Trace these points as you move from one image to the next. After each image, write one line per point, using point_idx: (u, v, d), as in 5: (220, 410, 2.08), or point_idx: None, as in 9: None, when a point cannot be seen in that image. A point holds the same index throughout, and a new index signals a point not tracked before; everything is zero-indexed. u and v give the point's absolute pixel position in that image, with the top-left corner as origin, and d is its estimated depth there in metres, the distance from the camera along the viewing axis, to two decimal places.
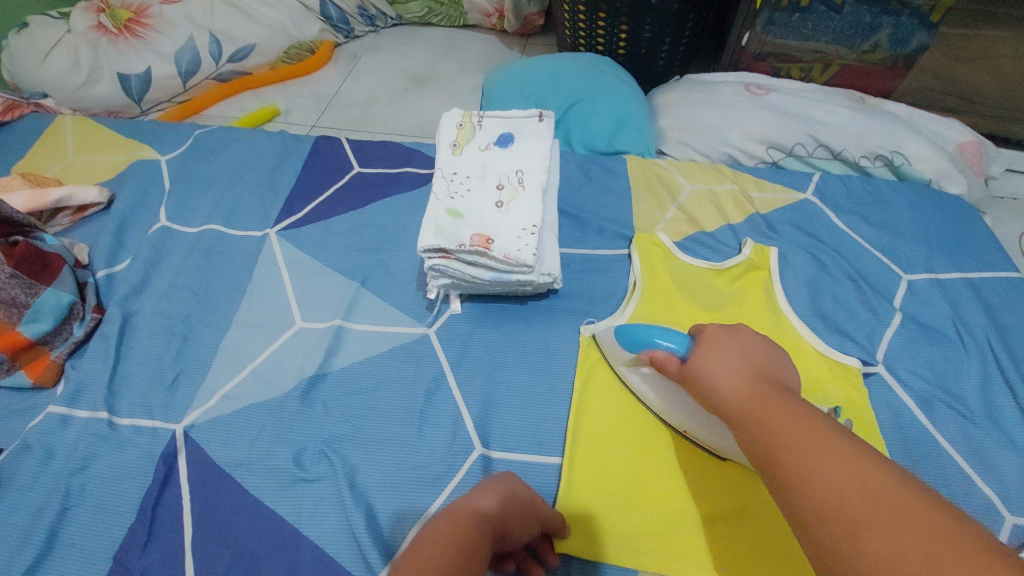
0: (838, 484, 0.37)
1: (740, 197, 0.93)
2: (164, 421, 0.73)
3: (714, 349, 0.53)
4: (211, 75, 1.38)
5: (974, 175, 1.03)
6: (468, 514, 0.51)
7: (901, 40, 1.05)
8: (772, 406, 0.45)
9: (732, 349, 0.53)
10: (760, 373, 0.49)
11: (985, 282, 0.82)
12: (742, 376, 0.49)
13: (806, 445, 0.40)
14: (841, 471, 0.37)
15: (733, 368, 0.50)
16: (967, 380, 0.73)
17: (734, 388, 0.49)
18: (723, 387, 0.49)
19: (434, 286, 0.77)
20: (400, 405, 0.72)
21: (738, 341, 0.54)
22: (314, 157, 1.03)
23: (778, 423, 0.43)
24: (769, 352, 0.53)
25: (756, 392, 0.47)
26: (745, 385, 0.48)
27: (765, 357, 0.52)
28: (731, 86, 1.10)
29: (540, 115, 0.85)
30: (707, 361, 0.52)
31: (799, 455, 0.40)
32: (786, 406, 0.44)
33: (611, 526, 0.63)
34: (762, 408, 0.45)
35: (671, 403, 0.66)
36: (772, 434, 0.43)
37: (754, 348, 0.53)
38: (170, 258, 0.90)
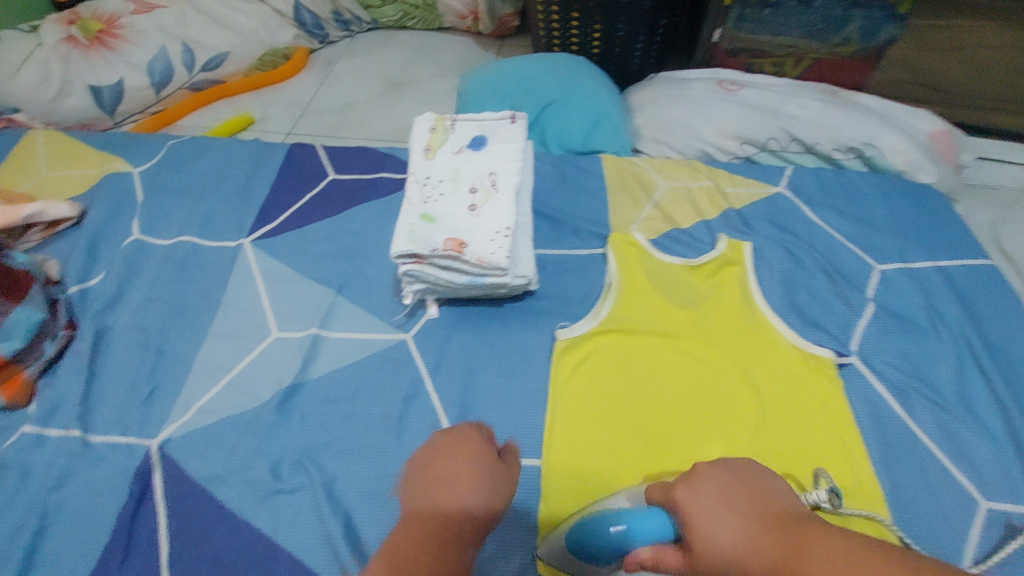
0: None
1: (715, 193, 0.94)
2: (138, 437, 0.72)
3: (699, 511, 0.46)
4: (184, 84, 1.37)
5: (946, 164, 1.04)
6: (452, 526, 0.50)
7: (870, 33, 1.06)
8: (812, 555, 0.39)
9: (714, 502, 0.46)
10: (761, 513, 0.44)
11: (957, 271, 0.83)
12: (747, 532, 0.43)
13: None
14: None
15: (734, 526, 0.44)
16: (940, 368, 0.74)
17: (753, 549, 0.42)
18: (737, 555, 0.42)
19: (409, 292, 0.77)
20: (378, 412, 0.72)
21: (710, 485, 0.48)
22: (288, 164, 1.02)
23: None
24: (750, 477, 0.48)
25: (780, 545, 0.41)
26: (766, 542, 0.42)
27: (747, 490, 0.47)
28: (704, 83, 1.11)
29: (512, 117, 0.85)
30: (702, 535, 0.45)
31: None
32: (822, 550, 0.39)
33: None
34: (807, 560, 0.39)
35: None
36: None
37: (733, 484, 0.47)
38: (145, 271, 0.89)
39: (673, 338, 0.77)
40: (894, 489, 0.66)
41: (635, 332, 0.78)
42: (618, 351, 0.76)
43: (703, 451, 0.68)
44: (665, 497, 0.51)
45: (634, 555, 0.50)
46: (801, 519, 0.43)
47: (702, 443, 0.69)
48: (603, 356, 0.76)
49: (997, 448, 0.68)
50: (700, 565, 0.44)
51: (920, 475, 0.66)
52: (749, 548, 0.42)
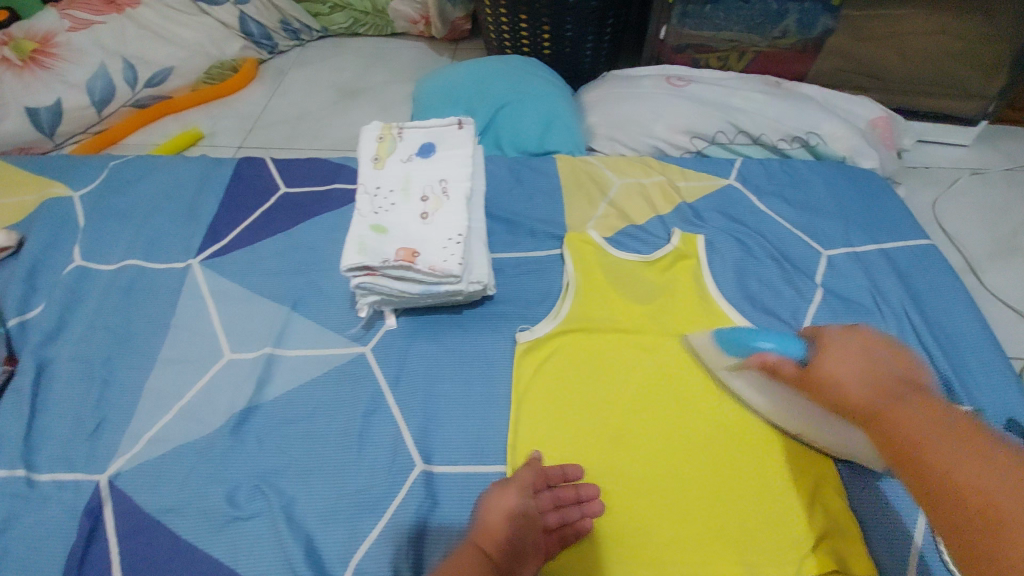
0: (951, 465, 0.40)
1: (667, 188, 0.95)
2: (86, 473, 0.69)
3: (834, 352, 0.54)
4: (127, 102, 1.32)
5: (886, 149, 1.08)
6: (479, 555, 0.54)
7: (807, 25, 1.09)
8: (907, 403, 0.46)
9: (854, 349, 0.53)
10: (891, 372, 0.50)
11: (899, 252, 0.86)
12: (869, 373, 0.50)
13: (947, 448, 0.41)
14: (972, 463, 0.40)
15: (854, 369, 0.51)
16: None
17: (863, 385, 0.50)
18: (847, 379, 0.51)
19: (363, 304, 0.76)
20: (337, 429, 0.71)
21: (859, 340, 0.54)
22: (237, 180, 1.00)
23: (911, 419, 0.45)
24: (897, 352, 0.53)
25: (886, 391, 0.48)
26: (878, 385, 0.49)
27: (892, 355, 0.53)
28: (653, 79, 1.12)
29: (459, 122, 0.84)
30: (827, 361, 0.53)
31: (929, 455, 0.42)
32: (922, 404, 0.46)
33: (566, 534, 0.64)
34: (896, 406, 0.46)
35: (782, 405, 0.67)
36: (908, 438, 0.44)
37: (877, 348, 0.53)
38: (88, 299, 0.85)
39: (632, 333, 0.77)
40: (847, 468, 0.68)
41: (595, 329, 0.78)
42: (578, 349, 0.76)
43: (670, 443, 0.69)
44: (816, 334, 0.59)
45: (759, 356, 0.62)
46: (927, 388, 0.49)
47: (666, 436, 0.70)
48: (564, 356, 0.76)
49: None
50: (812, 378, 0.54)
51: None
52: (860, 382, 0.50)
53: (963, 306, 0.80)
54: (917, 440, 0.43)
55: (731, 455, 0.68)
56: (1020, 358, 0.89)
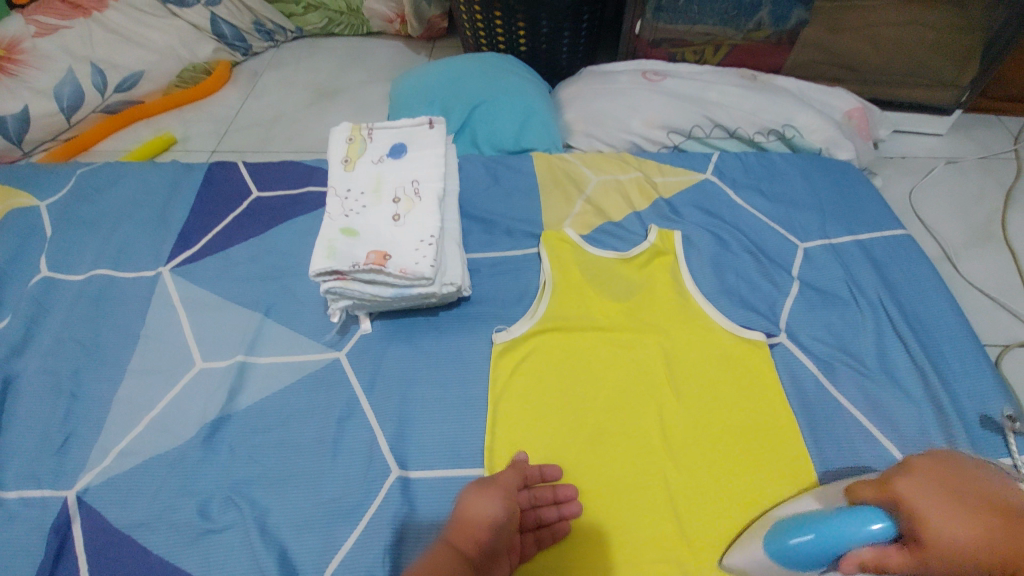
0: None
1: (644, 183, 0.95)
2: (54, 489, 0.67)
3: (922, 505, 0.50)
4: (97, 107, 1.29)
5: (861, 140, 1.08)
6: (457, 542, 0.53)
7: (781, 17, 1.08)
8: None
9: (942, 497, 0.50)
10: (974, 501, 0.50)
11: (874, 242, 0.86)
12: (983, 528, 0.48)
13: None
14: None
15: (958, 516, 0.49)
16: (862, 338, 0.77)
17: (993, 546, 0.47)
18: (974, 548, 0.47)
19: (336, 309, 0.75)
20: (311, 436, 0.70)
21: (931, 485, 0.51)
22: (208, 185, 0.98)
23: None
24: (964, 470, 0.53)
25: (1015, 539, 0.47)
26: (1004, 538, 0.47)
27: (967, 483, 0.52)
28: (628, 75, 1.11)
29: (430, 121, 0.83)
30: (938, 532, 0.48)
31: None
32: None
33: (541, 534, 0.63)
34: None
35: None
36: None
37: (949, 485, 0.51)
38: (55, 310, 0.83)
39: (610, 331, 0.77)
40: (824, 460, 0.68)
41: (572, 328, 0.77)
42: (556, 349, 0.76)
43: (647, 441, 0.69)
44: (885, 496, 0.52)
45: (851, 555, 0.50)
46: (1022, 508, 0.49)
47: (642, 434, 0.69)
48: (542, 356, 0.75)
49: (917, 410, 0.71)
50: (933, 559, 0.48)
51: (850, 444, 0.68)
52: (985, 544, 0.47)
53: (938, 295, 0.80)
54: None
55: (706, 451, 0.68)
56: (996, 344, 0.90)
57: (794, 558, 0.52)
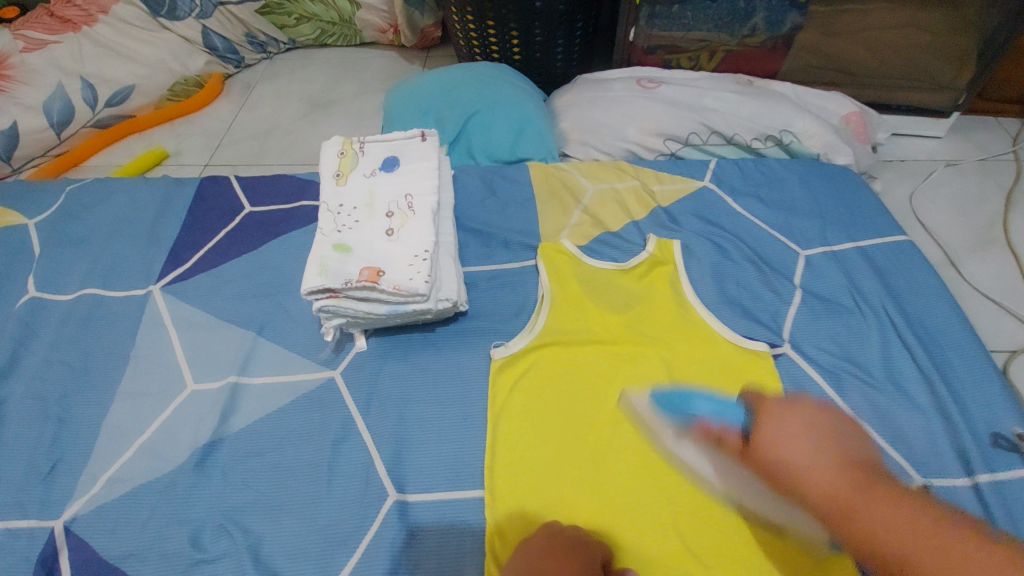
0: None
1: (641, 192, 0.93)
2: (40, 519, 0.65)
3: (776, 416, 0.45)
4: (88, 122, 1.28)
5: (860, 144, 1.07)
6: None
7: (775, 22, 1.08)
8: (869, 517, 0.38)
9: (800, 423, 0.44)
10: (836, 447, 0.42)
11: (877, 249, 0.85)
12: (822, 455, 0.42)
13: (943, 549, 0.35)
14: None
15: (809, 444, 0.43)
16: (868, 348, 0.75)
17: (817, 472, 0.42)
18: (800, 460, 0.43)
19: (329, 327, 0.73)
20: (306, 459, 0.68)
21: (801, 413, 0.45)
22: (200, 200, 0.97)
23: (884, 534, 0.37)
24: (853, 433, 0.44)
25: (839, 483, 0.40)
26: (839, 485, 0.40)
27: (835, 433, 0.44)
28: (623, 82, 1.10)
29: (422, 134, 0.82)
30: (770, 434, 0.45)
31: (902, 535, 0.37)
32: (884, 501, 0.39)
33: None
34: (867, 512, 0.38)
35: (726, 475, 0.59)
36: (874, 523, 0.38)
37: (827, 421, 0.44)
38: (43, 332, 0.81)
39: (609, 343, 0.75)
40: None
41: (572, 342, 0.76)
42: (555, 363, 0.74)
43: (651, 457, 0.67)
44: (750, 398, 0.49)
45: (706, 422, 0.55)
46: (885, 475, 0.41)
47: (645, 450, 0.67)
48: (540, 370, 0.73)
49: (925, 421, 0.69)
50: (755, 452, 0.46)
51: None
52: (812, 467, 0.42)
53: (943, 302, 0.79)
54: (890, 524, 0.37)
55: None
56: (1003, 350, 0.88)
57: (672, 403, 0.62)
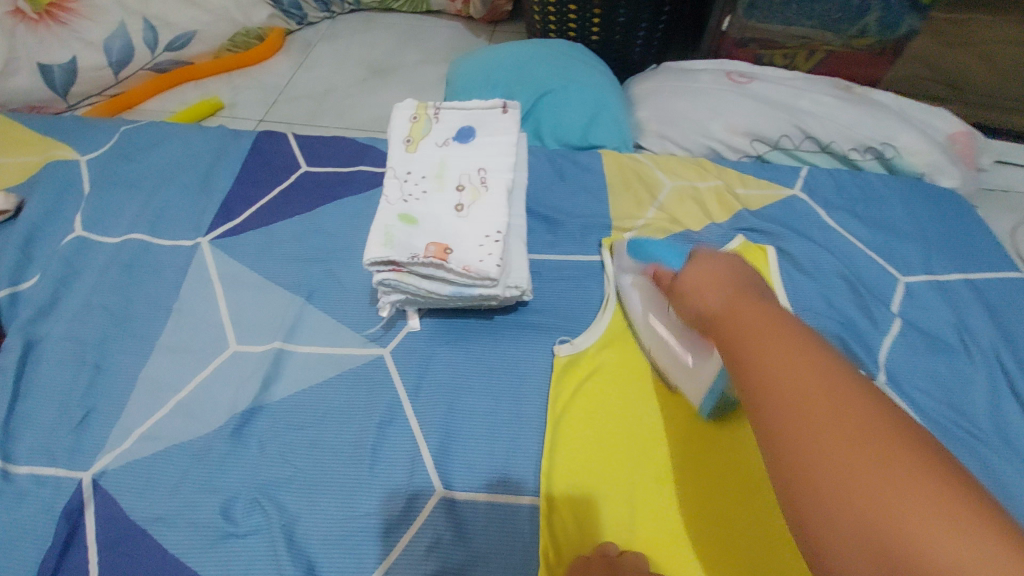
0: (799, 385, 0.34)
1: (725, 193, 0.86)
2: (68, 469, 0.62)
3: (702, 260, 0.48)
4: (147, 65, 1.24)
5: (966, 167, 0.97)
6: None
7: (890, 25, 0.98)
8: (725, 314, 0.42)
9: (712, 260, 0.48)
10: (740, 280, 0.45)
11: (986, 284, 0.76)
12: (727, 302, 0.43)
13: (766, 344, 0.37)
14: (793, 376, 0.35)
15: (723, 291, 0.44)
16: (974, 394, 0.67)
17: (722, 307, 0.43)
18: (702, 293, 0.46)
19: (386, 303, 0.68)
20: (349, 440, 0.63)
21: (705, 257, 0.49)
22: (255, 154, 0.92)
23: (750, 338, 0.39)
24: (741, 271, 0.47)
25: (733, 301, 0.43)
26: (734, 312, 0.42)
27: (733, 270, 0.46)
28: (712, 74, 1.02)
29: (503, 105, 0.75)
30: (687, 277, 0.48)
31: (804, 392, 0.34)
32: (755, 309, 0.41)
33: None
34: (739, 326, 0.40)
35: (653, 306, 0.66)
36: (736, 335, 0.40)
37: (741, 270, 0.47)
38: (87, 274, 0.78)
39: None
40: None
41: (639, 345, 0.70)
42: (621, 366, 0.68)
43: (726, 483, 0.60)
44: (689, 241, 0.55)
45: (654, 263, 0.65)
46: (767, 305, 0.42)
47: (719, 473, 0.61)
48: (606, 373, 0.68)
49: None
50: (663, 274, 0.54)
51: None
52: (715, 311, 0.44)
53: None
54: (784, 391, 0.34)
55: None
56: None
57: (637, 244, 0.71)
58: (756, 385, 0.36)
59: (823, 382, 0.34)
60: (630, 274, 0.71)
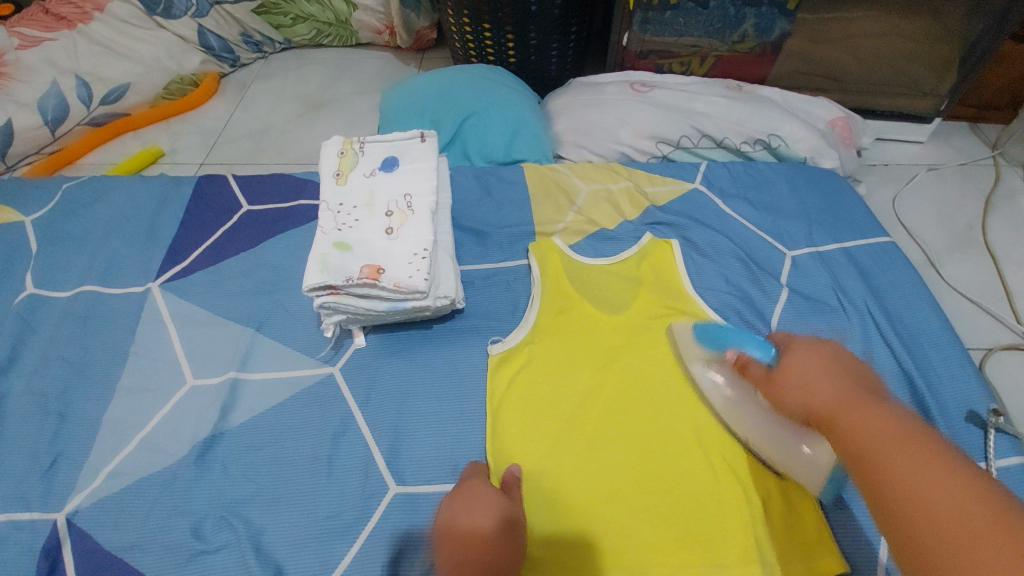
0: (922, 476, 0.38)
1: (634, 193, 0.96)
2: (42, 512, 0.66)
3: (802, 355, 0.52)
4: (83, 120, 1.27)
5: (845, 148, 1.10)
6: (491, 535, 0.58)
7: (765, 29, 1.11)
8: (838, 410, 0.46)
9: (818, 359, 0.51)
10: (855, 380, 0.48)
11: (859, 250, 0.88)
12: (837, 394, 0.47)
13: (884, 438, 0.42)
14: (909, 461, 0.39)
15: (826, 380, 0.48)
16: (851, 346, 0.78)
17: (825, 398, 0.47)
18: (810, 390, 0.48)
19: (329, 324, 0.74)
20: (306, 453, 0.69)
21: (816, 355, 0.51)
22: (197, 199, 0.97)
23: (864, 436, 0.43)
24: (839, 361, 0.50)
25: (844, 398, 0.46)
26: (843, 401, 0.46)
27: (845, 371, 0.49)
28: (618, 86, 1.13)
29: (422, 135, 0.83)
30: (792, 368, 0.51)
31: (913, 473, 0.39)
32: (867, 408, 0.44)
33: (530, 538, 0.63)
34: (845, 423, 0.44)
35: (737, 402, 0.65)
36: (848, 429, 0.44)
37: (839, 368, 0.49)
38: (42, 329, 0.81)
39: (605, 338, 0.77)
40: None
41: (565, 336, 0.78)
42: (552, 357, 0.76)
43: (647, 450, 0.68)
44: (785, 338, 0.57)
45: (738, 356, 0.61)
46: (882, 401, 0.45)
47: (642, 441, 0.68)
48: (536, 365, 0.75)
49: None
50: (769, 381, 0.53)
51: None
52: (826, 403, 0.47)
53: (922, 301, 0.82)
54: (897, 467, 0.40)
55: (709, 456, 0.67)
56: (980, 348, 0.91)
57: (707, 338, 0.68)
58: (865, 460, 0.42)
59: (938, 467, 0.38)
60: (698, 363, 0.69)
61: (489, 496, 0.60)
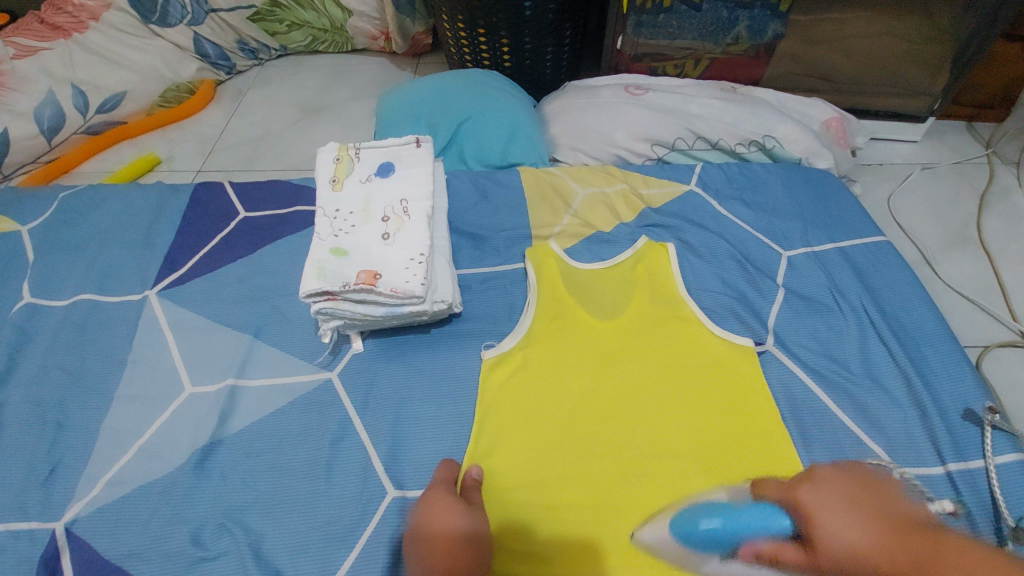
0: None
1: (630, 195, 0.96)
2: (40, 521, 0.66)
3: (821, 505, 0.46)
4: (80, 128, 1.27)
5: (840, 148, 1.11)
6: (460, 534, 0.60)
7: (757, 31, 1.12)
8: (942, 567, 0.40)
9: (834, 494, 0.47)
10: (881, 510, 0.45)
11: (854, 249, 0.88)
12: (882, 532, 0.43)
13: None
14: None
15: (867, 519, 0.44)
16: (847, 345, 0.78)
17: (890, 547, 0.42)
18: (875, 554, 0.42)
19: (327, 329, 0.74)
20: (305, 459, 0.69)
21: (828, 487, 0.48)
22: (194, 206, 0.97)
23: None
24: (850, 478, 0.50)
25: (908, 540, 0.42)
26: (918, 551, 0.41)
27: (865, 492, 0.47)
28: (612, 89, 1.13)
29: (417, 140, 0.84)
30: (832, 534, 0.43)
31: None
32: (940, 544, 0.42)
33: (520, 536, 0.63)
34: (945, 566, 0.40)
35: None
36: None
37: (854, 493, 0.47)
38: (39, 338, 0.81)
39: (596, 339, 0.78)
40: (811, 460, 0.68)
41: (558, 339, 0.78)
42: (544, 359, 0.76)
43: (637, 451, 0.68)
44: (776, 490, 0.49)
45: (748, 548, 0.44)
46: (925, 525, 0.44)
47: (632, 442, 0.68)
48: (529, 368, 0.75)
49: (903, 413, 0.72)
50: (827, 561, 0.42)
51: (835, 446, 0.69)
52: (894, 551, 0.42)
53: (917, 299, 0.82)
54: None
55: (698, 455, 0.67)
56: (976, 345, 0.91)
57: (695, 545, 0.47)
58: None
59: None
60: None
61: (448, 502, 0.60)
